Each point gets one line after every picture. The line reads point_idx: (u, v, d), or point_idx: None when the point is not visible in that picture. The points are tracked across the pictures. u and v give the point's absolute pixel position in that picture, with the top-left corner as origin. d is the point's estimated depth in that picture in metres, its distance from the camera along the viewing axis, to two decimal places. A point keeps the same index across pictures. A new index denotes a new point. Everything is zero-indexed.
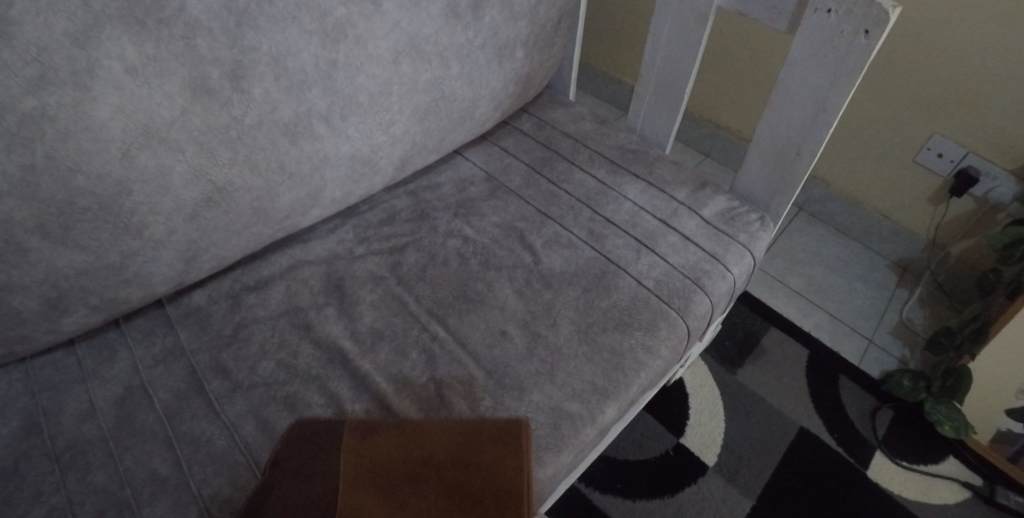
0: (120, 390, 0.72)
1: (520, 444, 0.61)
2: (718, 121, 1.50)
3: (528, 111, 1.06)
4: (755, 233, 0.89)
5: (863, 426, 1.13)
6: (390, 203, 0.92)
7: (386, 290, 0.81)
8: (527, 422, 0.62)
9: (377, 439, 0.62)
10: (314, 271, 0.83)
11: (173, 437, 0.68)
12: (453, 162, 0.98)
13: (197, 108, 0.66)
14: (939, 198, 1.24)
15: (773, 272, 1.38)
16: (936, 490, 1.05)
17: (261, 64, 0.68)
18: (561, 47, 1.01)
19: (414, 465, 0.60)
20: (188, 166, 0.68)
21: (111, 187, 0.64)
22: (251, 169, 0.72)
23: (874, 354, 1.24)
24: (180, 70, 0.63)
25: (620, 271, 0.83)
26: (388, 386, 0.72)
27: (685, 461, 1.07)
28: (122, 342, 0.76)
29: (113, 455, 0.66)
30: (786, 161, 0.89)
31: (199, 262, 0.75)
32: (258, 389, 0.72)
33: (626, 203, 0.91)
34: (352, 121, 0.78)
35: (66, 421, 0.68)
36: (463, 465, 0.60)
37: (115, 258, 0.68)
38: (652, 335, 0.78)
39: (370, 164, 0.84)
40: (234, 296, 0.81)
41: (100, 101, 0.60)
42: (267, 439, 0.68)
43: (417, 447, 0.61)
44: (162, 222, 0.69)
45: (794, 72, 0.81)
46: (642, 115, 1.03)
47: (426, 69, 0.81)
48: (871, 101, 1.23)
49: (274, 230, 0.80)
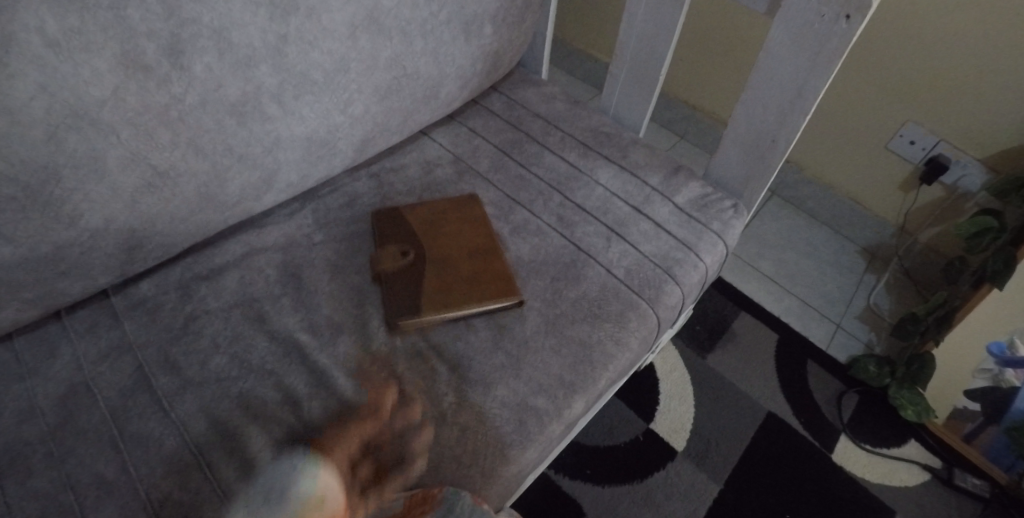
0: (61, 388, 0.67)
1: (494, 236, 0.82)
2: (694, 103, 1.47)
3: (497, 90, 1.02)
4: (728, 221, 0.87)
5: (829, 411, 1.14)
6: (352, 186, 0.88)
7: (346, 280, 0.78)
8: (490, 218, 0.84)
9: (429, 206, 0.84)
10: (270, 259, 0.79)
11: (118, 438, 0.64)
12: (418, 143, 0.94)
13: (131, 86, 0.60)
14: (909, 184, 1.24)
15: (745, 255, 1.38)
16: (896, 472, 1.08)
17: (203, 38, 0.62)
18: (532, 23, 0.96)
19: (454, 226, 0.82)
20: (124, 149, 0.62)
21: (38, 172, 0.58)
22: (195, 152, 0.67)
23: (841, 338, 1.25)
24: (109, 44, 0.58)
25: (590, 260, 0.81)
26: (347, 382, 0.70)
27: (656, 446, 1.07)
28: (63, 336, 0.71)
29: (54, 457, 0.63)
30: (761, 146, 0.86)
31: (144, 251, 0.71)
32: (209, 386, 0.69)
33: (598, 189, 0.88)
34: (306, 100, 0.73)
35: (2, 421, 0.64)
36: (479, 231, 0.82)
37: (47, 249, 0.63)
38: (622, 327, 0.76)
39: (328, 146, 0.79)
40: (184, 286, 0.76)
41: (18, 78, 0.54)
42: (219, 439, 0.65)
43: (457, 219, 0.83)
44: (99, 210, 0.64)
45: (772, 56, 0.78)
46: (617, 96, 0.99)
47: (386, 44, 0.76)
48: (847, 86, 1.20)
49: (226, 216, 0.75)
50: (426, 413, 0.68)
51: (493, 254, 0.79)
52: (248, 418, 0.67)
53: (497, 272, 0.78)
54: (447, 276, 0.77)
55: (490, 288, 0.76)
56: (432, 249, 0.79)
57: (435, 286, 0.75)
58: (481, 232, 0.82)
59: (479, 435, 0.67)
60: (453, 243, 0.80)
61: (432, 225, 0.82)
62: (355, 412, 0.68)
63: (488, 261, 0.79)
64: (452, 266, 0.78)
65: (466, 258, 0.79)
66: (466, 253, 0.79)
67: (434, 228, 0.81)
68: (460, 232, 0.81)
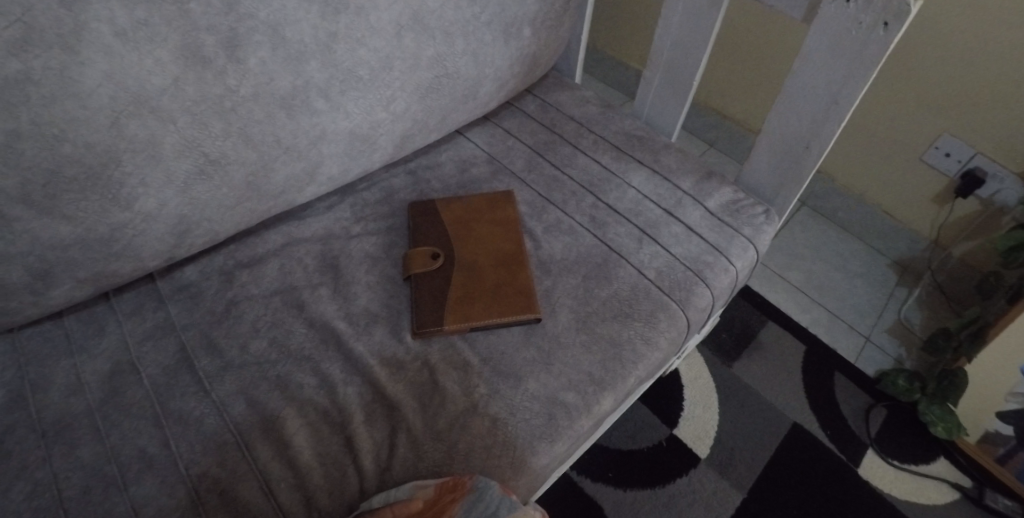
0: (108, 365, 0.70)
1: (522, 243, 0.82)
2: (725, 111, 1.48)
3: (532, 92, 1.04)
4: (759, 227, 0.87)
5: (856, 424, 1.13)
6: (389, 182, 0.90)
7: (383, 271, 0.80)
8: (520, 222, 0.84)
9: (461, 205, 0.85)
10: (309, 249, 0.82)
11: (160, 415, 0.67)
12: (454, 143, 0.96)
13: (190, 76, 0.63)
14: (944, 198, 1.23)
15: (773, 265, 1.37)
16: (925, 490, 1.06)
17: (258, 33, 0.65)
18: (568, 27, 0.98)
19: (486, 229, 0.82)
20: (180, 137, 0.65)
21: (100, 155, 0.62)
22: (245, 142, 0.70)
23: (870, 351, 1.23)
24: (172, 36, 0.61)
25: (621, 260, 0.82)
26: (381, 369, 0.71)
27: (679, 452, 1.07)
28: (112, 317, 0.74)
29: (100, 430, 0.65)
30: (794, 154, 0.87)
31: (191, 237, 0.73)
32: (249, 368, 0.71)
33: (630, 191, 0.89)
34: (351, 96, 0.75)
35: (53, 394, 0.67)
36: (508, 236, 0.82)
37: (103, 231, 0.66)
38: (652, 327, 0.77)
39: (369, 141, 0.81)
40: (226, 272, 0.79)
41: (87, 66, 0.58)
42: (257, 420, 0.67)
43: (489, 222, 0.83)
44: (153, 194, 0.67)
45: (809, 63, 0.79)
46: (650, 101, 1.00)
47: (429, 44, 0.79)
48: (881, 96, 1.20)
49: (270, 206, 0.78)
50: (458, 403, 0.70)
51: (521, 261, 0.80)
52: (285, 401, 0.68)
53: (522, 280, 0.78)
54: (475, 281, 0.77)
55: (514, 296, 0.76)
56: (462, 256, 0.79)
57: (465, 290, 0.76)
58: (510, 236, 0.82)
59: (508, 427, 0.68)
60: (484, 247, 0.81)
61: (465, 226, 0.83)
62: (389, 399, 0.70)
63: (515, 271, 0.79)
64: (480, 270, 0.78)
65: (493, 268, 0.79)
66: (494, 263, 0.79)
67: (467, 230, 0.82)
68: (490, 236, 0.82)
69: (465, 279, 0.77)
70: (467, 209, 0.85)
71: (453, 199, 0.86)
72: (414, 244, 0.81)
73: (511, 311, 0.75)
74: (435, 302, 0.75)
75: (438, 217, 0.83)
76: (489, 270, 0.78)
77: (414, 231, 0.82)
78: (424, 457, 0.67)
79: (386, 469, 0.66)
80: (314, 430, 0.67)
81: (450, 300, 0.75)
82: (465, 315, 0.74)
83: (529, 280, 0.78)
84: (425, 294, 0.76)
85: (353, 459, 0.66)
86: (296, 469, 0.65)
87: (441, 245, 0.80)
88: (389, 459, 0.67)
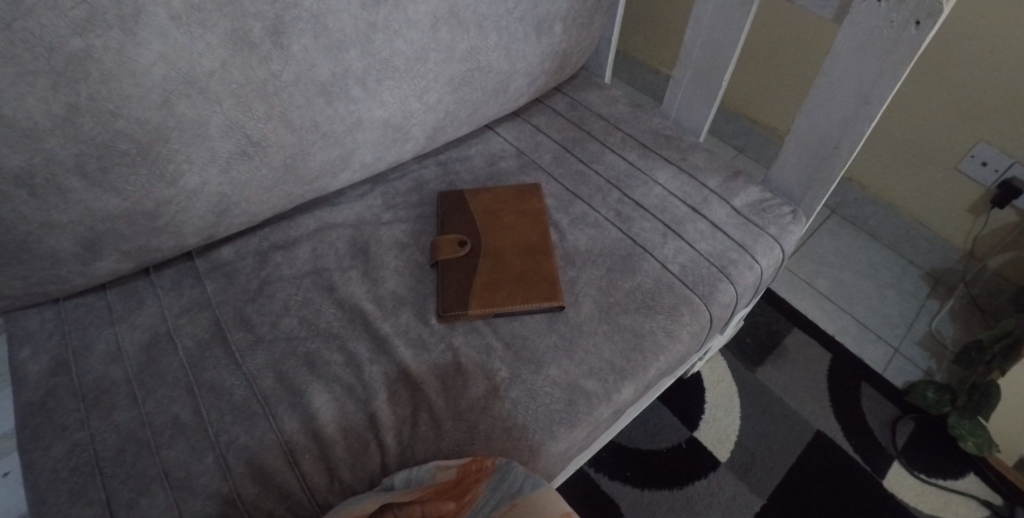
0: (146, 336, 0.73)
1: (545, 229, 0.83)
2: (755, 116, 1.49)
3: (562, 90, 1.05)
4: (786, 226, 0.87)
5: (883, 436, 1.10)
6: (419, 172, 0.93)
7: (411, 256, 0.82)
8: (545, 211, 0.85)
9: (488, 195, 0.87)
10: (341, 234, 0.84)
11: (194, 385, 0.69)
12: (484, 137, 0.98)
13: (236, 60, 0.66)
14: (979, 207, 1.20)
15: (800, 272, 1.36)
16: (952, 506, 1.03)
17: (302, 21, 0.68)
18: (599, 26, 0.99)
19: (515, 217, 0.84)
20: (224, 117, 0.69)
21: (151, 132, 0.65)
22: (286, 126, 0.73)
23: (898, 362, 1.21)
24: (223, 21, 0.64)
25: (645, 254, 0.82)
26: (406, 351, 0.73)
27: (698, 455, 1.06)
28: (151, 290, 0.77)
29: (136, 396, 0.68)
30: (823, 155, 0.87)
31: (230, 217, 0.76)
32: (279, 344, 0.73)
33: (656, 187, 0.89)
34: (387, 85, 0.78)
35: (95, 361, 0.70)
36: (535, 224, 0.84)
37: (149, 205, 0.69)
38: (675, 320, 0.77)
39: (402, 131, 0.84)
40: (261, 253, 0.81)
41: (144, 47, 0.61)
42: (284, 393, 0.69)
43: (515, 211, 0.85)
44: (197, 172, 0.70)
45: (839, 62, 0.79)
46: (679, 102, 1.01)
47: (463, 37, 0.81)
48: (914, 103, 1.19)
49: (305, 190, 0.81)
50: (480, 386, 0.71)
51: (546, 251, 0.81)
52: (312, 376, 0.71)
53: (546, 271, 0.79)
54: (502, 267, 0.79)
55: (539, 285, 0.77)
56: (488, 243, 0.81)
57: (490, 276, 0.78)
58: (536, 224, 0.84)
59: (528, 410, 0.69)
60: (511, 235, 0.82)
61: (492, 214, 0.84)
62: (413, 379, 0.71)
63: (540, 261, 0.80)
64: (505, 256, 0.80)
65: (519, 256, 0.80)
66: (520, 252, 0.80)
67: (493, 217, 0.84)
68: (516, 223, 0.84)
69: (492, 266, 0.79)
70: (495, 198, 0.87)
71: (481, 190, 0.88)
72: (445, 231, 0.82)
73: (535, 298, 0.76)
74: (462, 288, 0.77)
75: (467, 206, 0.85)
76: (515, 258, 0.80)
77: (444, 217, 0.84)
78: (445, 436, 0.68)
79: (408, 446, 0.68)
80: (339, 405, 0.69)
81: (475, 286, 0.77)
82: (490, 301, 0.75)
83: (552, 267, 0.79)
84: (453, 278, 0.78)
85: (375, 435, 0.68)
86: (321, 441, 0.67)
87: (470, 232, 0.82)
88: (411, 436, 0.68)
